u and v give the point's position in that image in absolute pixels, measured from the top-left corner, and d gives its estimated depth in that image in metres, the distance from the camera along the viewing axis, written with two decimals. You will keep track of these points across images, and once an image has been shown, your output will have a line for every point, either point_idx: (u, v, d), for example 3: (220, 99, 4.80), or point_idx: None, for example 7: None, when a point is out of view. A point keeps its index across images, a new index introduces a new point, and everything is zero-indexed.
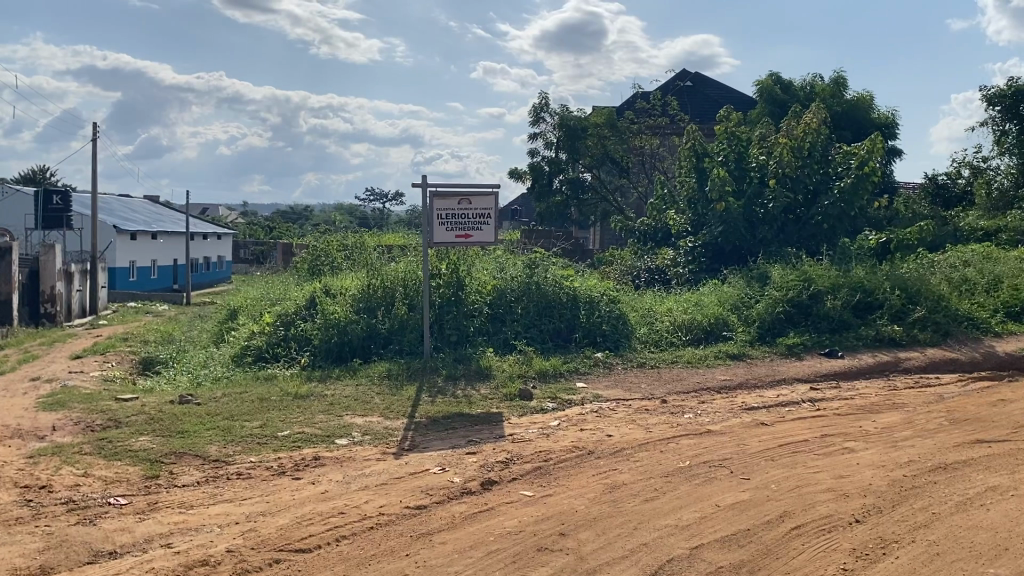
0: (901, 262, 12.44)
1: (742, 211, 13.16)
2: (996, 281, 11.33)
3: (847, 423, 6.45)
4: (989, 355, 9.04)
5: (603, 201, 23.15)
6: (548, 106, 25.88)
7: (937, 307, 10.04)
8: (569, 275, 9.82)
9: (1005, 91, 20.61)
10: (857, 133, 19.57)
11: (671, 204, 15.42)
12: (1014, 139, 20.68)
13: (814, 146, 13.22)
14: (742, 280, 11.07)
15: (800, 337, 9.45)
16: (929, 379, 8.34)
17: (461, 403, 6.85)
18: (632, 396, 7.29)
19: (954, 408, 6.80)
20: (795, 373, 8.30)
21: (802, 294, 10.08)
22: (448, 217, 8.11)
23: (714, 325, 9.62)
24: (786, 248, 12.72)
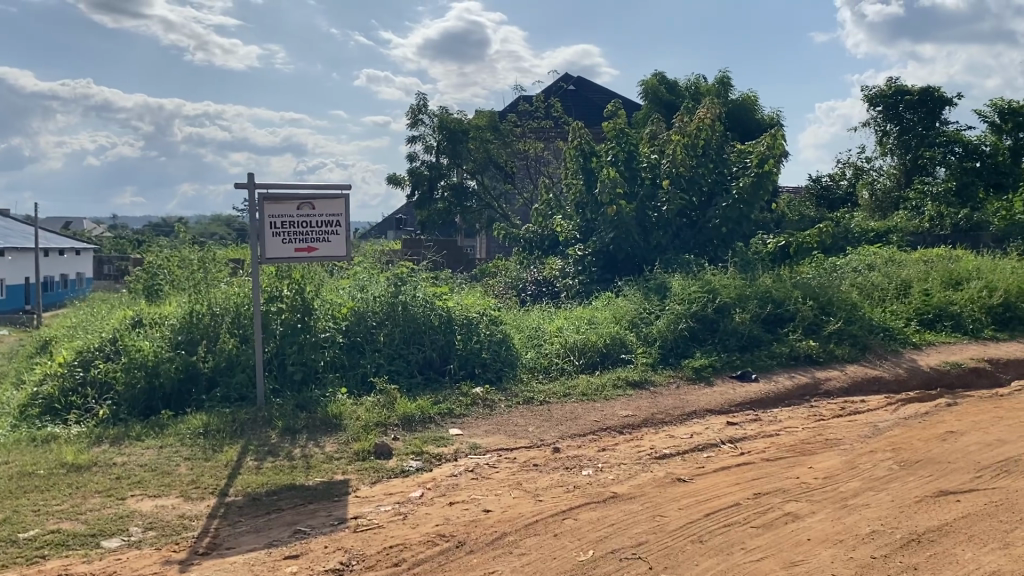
0: (803, 267, 11.53)
1: (635, 215, 11.97)
2: (905, 287, 10.50)
3: (781, 473, 5.19)
4: (913, 371, 8.07)
5: (488, 209, 21.71)
6: (426, 108, 24.35)
7: (852, 318, 9.08)
8: (443, 292, 8.32)
9: (886, 91, 20.05)
10: (743, 134, 18.97)
11: (557, 209, 14.16)
12: (895, 140, 20.15)
13: (708, 144, 12.26)
14: (639, 292, 9.84)
15: (707, 357, 8.25)
16: (855, 402, 7.26)
17: (296, 469, 5.26)
18: (517, 444, 5.85)
19: (899, 446, 5.66)
20: (707, 403, 7.07)
21: (706, 308, 8.92)
22: (284, 226, 6.46)
23: (610, 346, 8.31)
24: (684, 256, 11.63)
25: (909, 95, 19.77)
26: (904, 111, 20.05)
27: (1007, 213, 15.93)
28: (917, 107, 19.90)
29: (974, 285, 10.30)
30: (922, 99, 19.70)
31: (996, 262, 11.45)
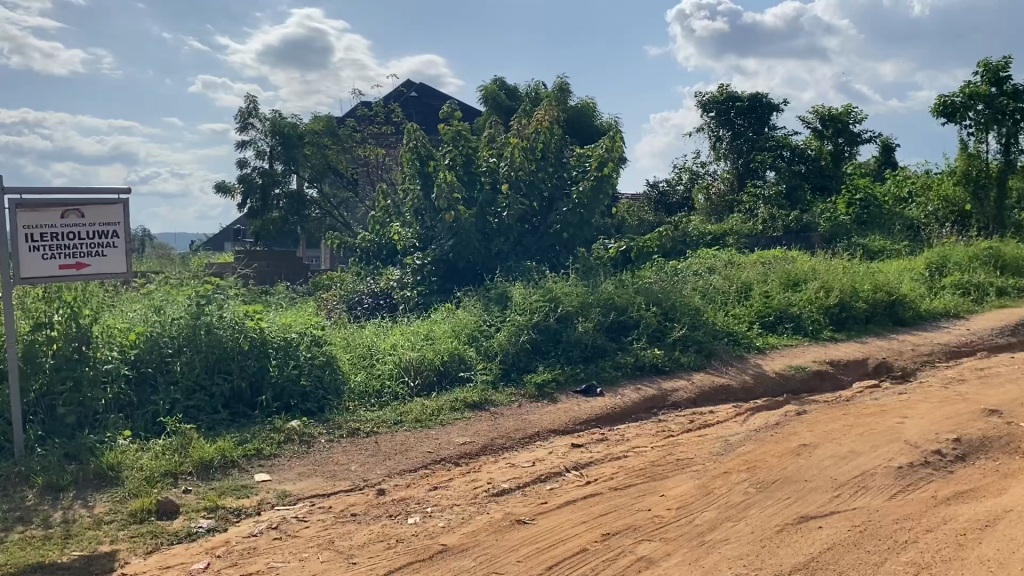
0: (646, 271, 11.24)
1: (475, 222, 11.31)
2: (746, 289, 10.38)
3: (631, 505, 4.62)
4: (759, 376, 7.81)
5: (326, 218, 20.56)
6: (256, 111, 22.89)
7: (697, 323, 8.80)
8: (257, 311, 7.36)
9: (718, 97, 20.46)
10: (583, 139, 18.78)
11: (394, 215, 13.31)
12: (728, 145, 20.56)
13: (548, 147, 11.84)
14: (480, 303, 9.19)
15: (551, 372, 7.68)
16: (703, 414, 6.87)
17: (49, 541, 4.21)
18: (334, 489, 5.02)
19: (752, 464, 5.23)
20: (550, 423, 6.47)
21: (549, 318, 8.36)
22: (43, 240, 5.36)
23: (448, 364, 7.58)
24: (525, 263, 11.09)
25: (739, 101, 20.30)
26: (735, 117, 20.54)
27: (832, 215, 16.47)
28: (747, 113, 20.43)
29: (811, 286, 10.29)
30: (751, 106, 20.32)
31: (828, 262, 11.56)
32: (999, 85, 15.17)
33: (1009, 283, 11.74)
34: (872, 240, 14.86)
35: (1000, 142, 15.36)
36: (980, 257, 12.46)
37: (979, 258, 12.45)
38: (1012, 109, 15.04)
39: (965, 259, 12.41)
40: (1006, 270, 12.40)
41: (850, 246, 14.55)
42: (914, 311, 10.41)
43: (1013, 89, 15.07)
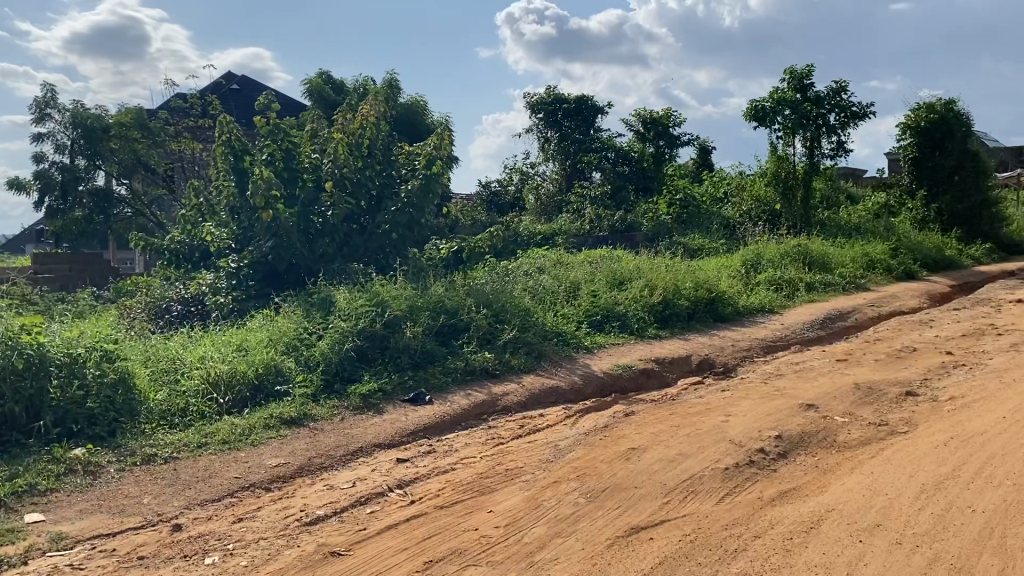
0: (476, 272, 10.98)
1: (296, 222, 10.63)
2: (575, 289, 10.32)
3: (457, 526, 4.30)
4: (588, 377, 7.70)
5: (136, 218, 19.06)
6: (55, 102, 20.94)
7: (527, 325, 8.64)
8: (39, 324, 6.52)
9: (546, 98, 20.63)
10: (411, 135, 18.33)
11: (208, 215, 12.38)
12: (556, 146, 20.78)
13: (374, 144, 11.38)
14: (300, 308, 8.61)
15: (376, 380, 7.24)
16: (534, 418, 6.65)
17: None
18: (121, 527, 4.40)
19: (583, 470, 4.95)
20: (374, 436, 6.05)
21: (374, 323, 7.90)
22: None
23: (263, 376, 6.99)
24: (351, 265, 10.58)
25: (567, 103, 20.57)
26: (562, 118, 20.79)
27: (655, 215, 16.97)
28: (574, 115, 20.76)
29: (636, 285, 10.38)
30: (578, 108, 20.66)
31: (652, 261, 11.75)
32: (803, 92, 16.08)
33: (815, 279, 12.35)
34: (692, 239, 15.36)
35: (804, 146, 16.38)
36: (790, 254, 13.09)
37: (790, 255, 13.07)
38: (815, 114, 16.00)
39: (776, 256, 13.00)
40: (814, 265, 13.07)
41: (671, 245, 15.00)
42: (733, 308, 10.67)
43: (816, 95, 16.01)
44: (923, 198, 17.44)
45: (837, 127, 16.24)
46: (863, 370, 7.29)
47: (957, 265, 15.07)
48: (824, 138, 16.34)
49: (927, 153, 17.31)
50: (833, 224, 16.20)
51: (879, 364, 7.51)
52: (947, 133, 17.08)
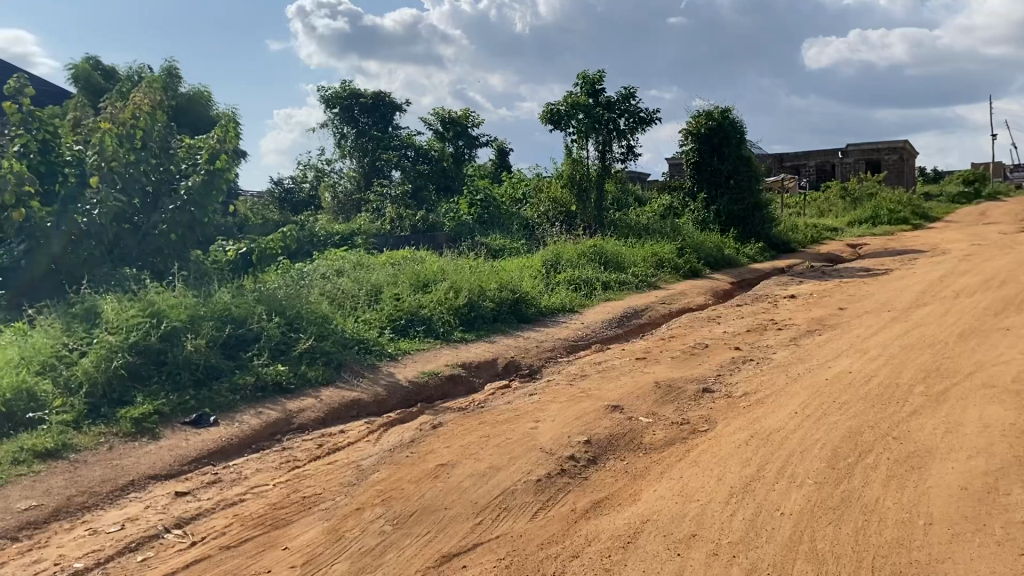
0: (268, 276, 10.23)
1: (56, 222, 9.40)
2: (377, 292, 9.74)
3: (245, 570, 3.80)
4: (391, 388, 7.24)
5: None
6: None
7: (324, 333, 8.11)
8: None
9: (341, 93, 19.95)
10: (195, 128, 17.07)
11: None
12: (353, 142, 20.15)
13: (148, 136, 10.29)
14: (59, 320, 7.58)
15: (152, 401, 6.46)
16: (333, 436, 6.13)
17: None
18: None
19: (389, 493, 4.56)
20: (148, 467, 5.34)
21: (149, 336, 7.06)
22: None
23: (13, 403, 6.03)
24: (122, 270, 9.54)
25: (363, 98, 20.02)
26: (358, 114, 20.23)
27: (455, 215, 16.84)
28: (370, 111, 20.26)
29: (440, 286, 9.90)
30: (375, 104, 20.19)
31: (453, 262, 11.50)
32: (595, 96, 16.50)
33: (611, 277, 12.60)
34: (492, 239, 15.31)
35: (597, 149, 16.82)
36: (586, 254, 13.31)
37: (586, 255, 13.31)
38: (608, 119, 16.50)
39: (574, 256, 13.20)
40: (609, 265, 13.36)
41: (473, 245, 14.88)
42: (536, 309, 10.41)
43: (607, 100, 16.47)
44: (704, 200, 18.39)
45: (626, 132, 16.85)
46: (663, 367, 7.34)
47: (735, 263, 16.00)
48: (615, 142, 16.93)
49: (706, 158, 18.36)
50: (626, 224, 16.49)
51: (679, 362, 7.53)
52: (722, 139, 18.23)
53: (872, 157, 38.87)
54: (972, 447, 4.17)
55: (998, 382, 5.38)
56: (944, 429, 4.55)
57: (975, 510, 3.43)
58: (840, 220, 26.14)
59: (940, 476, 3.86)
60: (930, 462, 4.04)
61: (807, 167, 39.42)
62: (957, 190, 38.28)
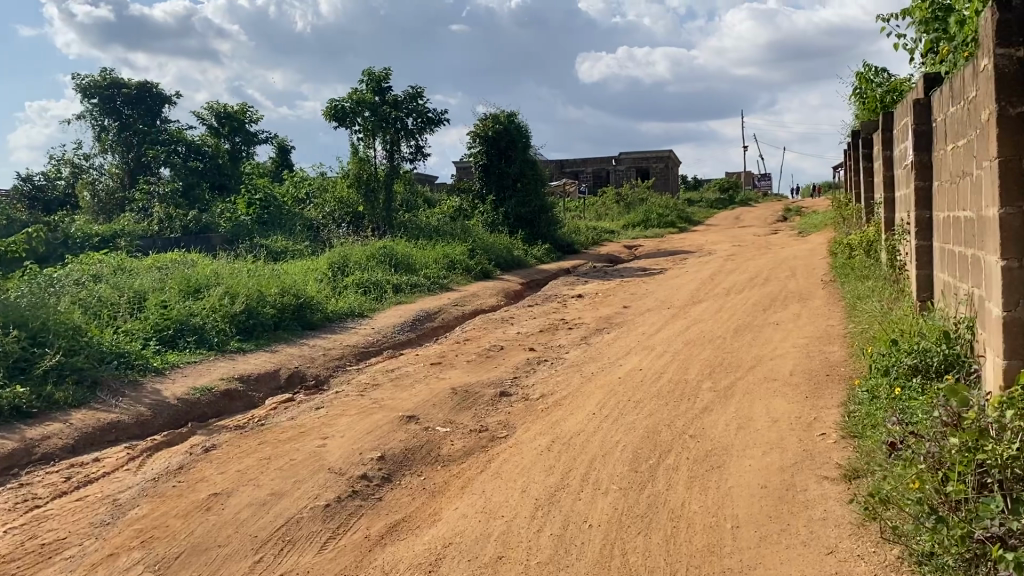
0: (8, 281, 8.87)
1: None
2: (141, 299, 8.73)
3: None
4: (157, 407, 6.41)
5: None
6: None
7: (76, 347, 7.07)
8: None
9: (100, 82, 18.01)
10: None
11: None
12: (115, 136, 18.31)
13: None
14: None
15: None
16: (85, 466, 5.29)
17: None
18: None
19: (151, 532, 3.93)
20: None
21: None
22: None
23: None
24: None
25: (127, 89, 18.16)
26: (121, 106, 18.33)
27: (233, 216, 15.69)
28: (136, 103, 18.46)
29: (214, 292, 9.02)
30: (139, 95, 18.45)
31: (228, 265, 10.63)
32: (381, 94, 16.09)
33: (402, 279, 12.21)
34: (274, 241, 14.40)
35: (385, 148, 16.40)
36: (375, 257, 12.82)
37: (374, 257, 12.84)
38: (394, 117, 16.12)
39: (362, 258, 12.69)
40: (399, 267, 12.95)
41: (251, 247, 13.92)
42: (321, 314, 9.78)
43: (393, 99, 16.19)
44: (492, 202, 18.42)
45: (414, 131, 16.60)
46: (457, 372, 7.06)
47: (523, 265, 16.13)
48: (403, 141, 16.61)
49: (494, 161, 18.40)
50: (415, 225, 16.47)
51: (474, 367, 7.26)
52: (509, 142, 18.37)
53: (643, 164, 41.13)
54: (764, 442, 4.18)
55: (779, 374, 5.55)
56: (736, 423, 4.56)
57: (777, 510, 3.39)
58: (617, 223, 27.30)
59: (739, 474, 3.81)
60: (728, 460, 3.99)
61: (584, 173, 40.98)
62: (717, 196, 41.36)
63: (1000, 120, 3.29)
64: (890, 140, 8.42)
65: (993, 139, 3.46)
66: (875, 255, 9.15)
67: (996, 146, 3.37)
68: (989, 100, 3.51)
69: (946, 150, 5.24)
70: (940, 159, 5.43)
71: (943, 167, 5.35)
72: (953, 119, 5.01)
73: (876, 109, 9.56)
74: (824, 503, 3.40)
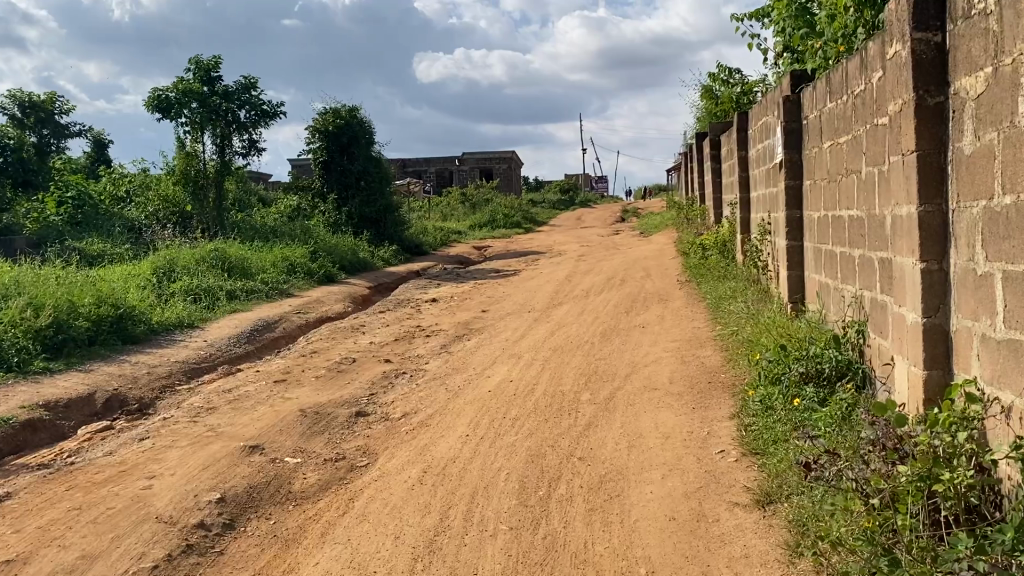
0: None
1: None
2: None
3: None
4: None
5: None
6: None
7: None
8: None
9: None
10: None
11: None
12: None
13: None
14: None
15: None
16: None
17: None
18: None
19: None
20: None
21: None
22: None
23: None
24: None
25: None
26: None
27: (41, 215, 14.00)
28: None
29: (14, 303, 7.80)
30: None
31: (32, 272, 9.32)
32: (210, 84, 14.95)
33: (237, 286, 11.21)
34: (90, 243, 12.94)
35: (215, 142, 15.19)
36: (206, 261, 11.73)
37: (205, 261, 11.74)
38: (224, 108, 15.04)
39: (191, 263, 11.56)
40: (233, 271, 11.92)
41: (61, 250, 12.42)
42: (145, 326, 8.70)
43: (224, 89, 15.10)
44: (334, 201, 17.51)
45: (248, 124, 15.53)
46: (306, 390, 6.35)
47: (369, 267, 15.37)
48: (235, 135, 15.47)
49: (335, 158, 17.49)
50: (249, 227, 15.42)
51: (325, 384, 6.56)
52: (351, 138, 17.52)
53: (486, 165, 41.04)
54: (661, 462, 3.80)
55: (659, 383, 5.23)
56: (625, 441, 4.17)
57: (693, 548, 2.99)
58: (463, 224, 26.87)
59: (642, 505, 3.39)
60: (627, 487, 3.57)
61: (427, 172, 40.32)
62: (557, 197, 41.84)
63: (916, 110, 3.05)
64: (744, 141, 8.41)
65: (903, 133, 3.22)
66: (731, 254, 9.14)
67: (910, 140, 3.13)
68: (898, 93, 3.27)
69: (822, 147, 5.09)
70: (813, 158, 5.29)
71: (817, 166, 5.22)
72: (831, 116, 4.86)
73: (727, 109, 9.59)
74: (742, 536, 3.02)
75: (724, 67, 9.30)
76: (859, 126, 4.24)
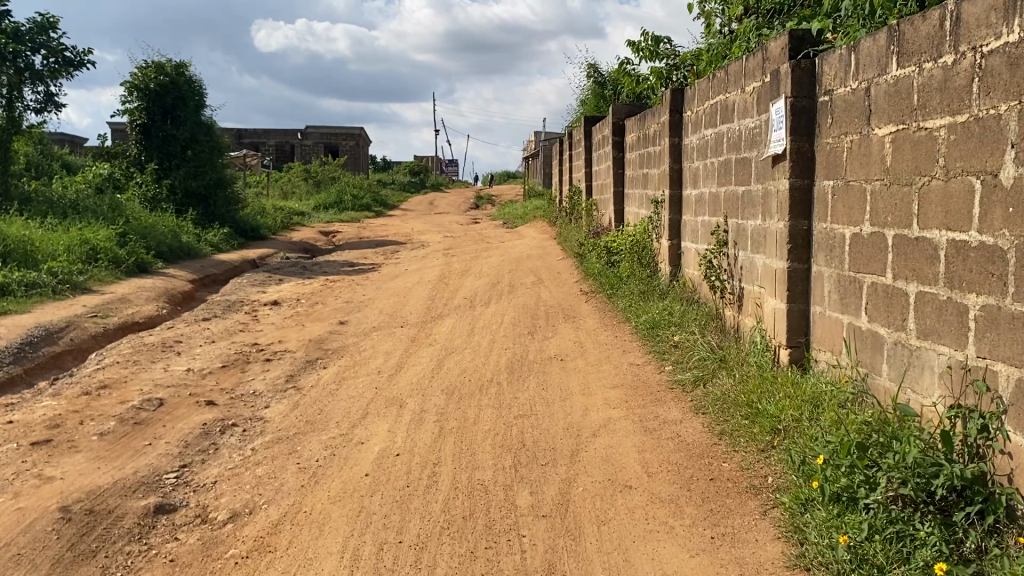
0: None
1: None
2: None
3: None
4: None
5: None
6: None
7: None
8: None
9: None
10: None
11: None
12: None
13: None
14: None
15: None
16: None
17: None
18: None
19: None
20: None
21: None
22: None
23: None
24: None
25: None
26: None
27: None
28: None
29: None
30: None
31: None
32: None
33: (10, 277, 8.56)
34: None
35: (1, 93, 12.17)
36: None
37: None
38: (12, 51, 12.02)
39: None
40: (9, 258, 9.25)
41: None
42: None
43: (12, 27, 12.13)
44: (154, 171, 14.73)
45: (44, 73, 12.63)
46: (79, 463, 4.17)
47: (194, 254, 12.87)
48: (27, 86, 12.49)
49: (156, 122, 14.71)
50: (41, 200, 12.53)
51: (111, 450, 4.38)
52: (176, 99, 14.80)
53: (331, 141, 38.24)
54: None
55: (628, 474, 3.48)
56: None
57: None
58: (306, 205, 24.25)
59: None
60: None
61: (266, 145, 36.96)
62: (407, 179, 39.60)
63: None
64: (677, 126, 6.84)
65: None
66: (647, 262, 7.57)
67: None
68: None
69: (873, 134, 3.51)
70: (847, 151, 3.76)
71: (855, 162, 3.68)
72: (901, 89, 3.29)
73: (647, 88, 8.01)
74: None
75: (648, 36, 7.71)
76: (997, 101, 2.68)
